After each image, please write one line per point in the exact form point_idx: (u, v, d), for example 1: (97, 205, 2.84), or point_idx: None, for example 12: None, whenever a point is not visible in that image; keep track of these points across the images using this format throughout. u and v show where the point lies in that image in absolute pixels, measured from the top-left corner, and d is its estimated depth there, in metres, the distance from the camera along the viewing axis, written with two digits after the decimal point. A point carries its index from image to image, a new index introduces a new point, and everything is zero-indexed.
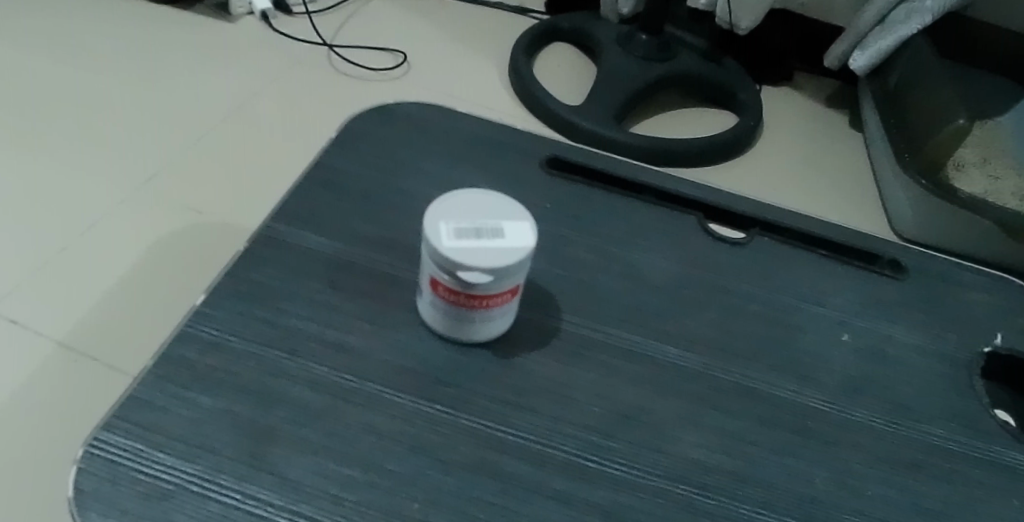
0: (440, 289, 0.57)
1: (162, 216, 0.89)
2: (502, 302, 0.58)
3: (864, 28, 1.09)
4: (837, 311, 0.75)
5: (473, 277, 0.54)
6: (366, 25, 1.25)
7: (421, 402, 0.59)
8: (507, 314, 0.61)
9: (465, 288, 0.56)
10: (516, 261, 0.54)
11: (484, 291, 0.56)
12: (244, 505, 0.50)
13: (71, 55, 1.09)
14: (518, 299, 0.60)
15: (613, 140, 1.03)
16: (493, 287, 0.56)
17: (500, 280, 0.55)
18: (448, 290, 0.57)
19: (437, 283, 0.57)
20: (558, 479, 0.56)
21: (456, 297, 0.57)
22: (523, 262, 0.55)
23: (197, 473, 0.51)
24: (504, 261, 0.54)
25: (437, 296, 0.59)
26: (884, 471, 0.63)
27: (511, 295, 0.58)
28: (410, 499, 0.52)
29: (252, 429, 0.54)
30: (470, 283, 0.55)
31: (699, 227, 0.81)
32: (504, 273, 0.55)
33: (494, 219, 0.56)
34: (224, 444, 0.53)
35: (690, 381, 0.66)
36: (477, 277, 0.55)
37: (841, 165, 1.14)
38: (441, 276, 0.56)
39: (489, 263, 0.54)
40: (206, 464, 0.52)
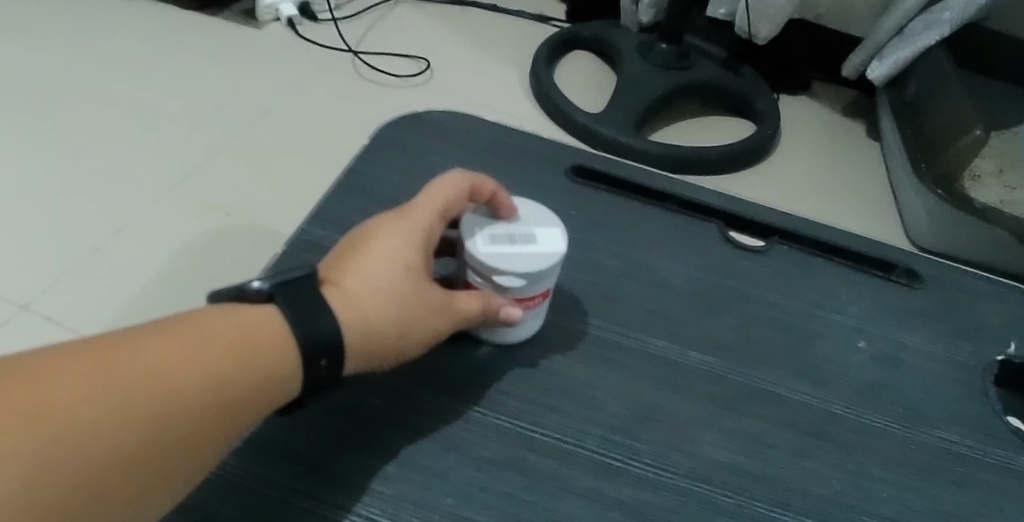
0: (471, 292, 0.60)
1: (191, 217, 0.92)
2: (532, 305, 0.61)
3: (883, 39, 1.12)
4: (854, 318, 0.77)
5: (508, 281, 0.57)
6: (390, 32, 1.28)
7: (455, 401, 0.62)
8: (534, 317, 0.64)
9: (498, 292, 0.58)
10: (549, 266, 0.58)
11: (517, 294, 0.59)
12: (298, 498, 0.54)
13: (105, 61, 1.12)
14: (546, 304, 0.64)
15: (633, 147, 1.05)
16: (526, 290, 0.59)
17: (533, 285, 0.58)
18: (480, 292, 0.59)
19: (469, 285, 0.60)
20: (583, 476, 0.59)
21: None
22: (555, 267, 0.58)
23: (259, 472, 0.55)
24: (539, 266, 0.57)
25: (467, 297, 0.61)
26: (900, 474, 0.64)
27: (541, 298, 0.62)
28: (443, 493, 0.56)
29: (307, 429, 0.58)
30: (504, 287, 0.58)
31: (720, 235, 0.83)
32: (537, 277, 0.58)
33: (527, 227, 0.60)
34: (283, 444, 0.57)
35: (711, 383, 0.68)
36: (512, 281, 0.57)
37: (859, 174, 1.15)
38: (476, 280, 0.59)
39: (525, 269, 0.57)
40: (266, 462, 0.56)
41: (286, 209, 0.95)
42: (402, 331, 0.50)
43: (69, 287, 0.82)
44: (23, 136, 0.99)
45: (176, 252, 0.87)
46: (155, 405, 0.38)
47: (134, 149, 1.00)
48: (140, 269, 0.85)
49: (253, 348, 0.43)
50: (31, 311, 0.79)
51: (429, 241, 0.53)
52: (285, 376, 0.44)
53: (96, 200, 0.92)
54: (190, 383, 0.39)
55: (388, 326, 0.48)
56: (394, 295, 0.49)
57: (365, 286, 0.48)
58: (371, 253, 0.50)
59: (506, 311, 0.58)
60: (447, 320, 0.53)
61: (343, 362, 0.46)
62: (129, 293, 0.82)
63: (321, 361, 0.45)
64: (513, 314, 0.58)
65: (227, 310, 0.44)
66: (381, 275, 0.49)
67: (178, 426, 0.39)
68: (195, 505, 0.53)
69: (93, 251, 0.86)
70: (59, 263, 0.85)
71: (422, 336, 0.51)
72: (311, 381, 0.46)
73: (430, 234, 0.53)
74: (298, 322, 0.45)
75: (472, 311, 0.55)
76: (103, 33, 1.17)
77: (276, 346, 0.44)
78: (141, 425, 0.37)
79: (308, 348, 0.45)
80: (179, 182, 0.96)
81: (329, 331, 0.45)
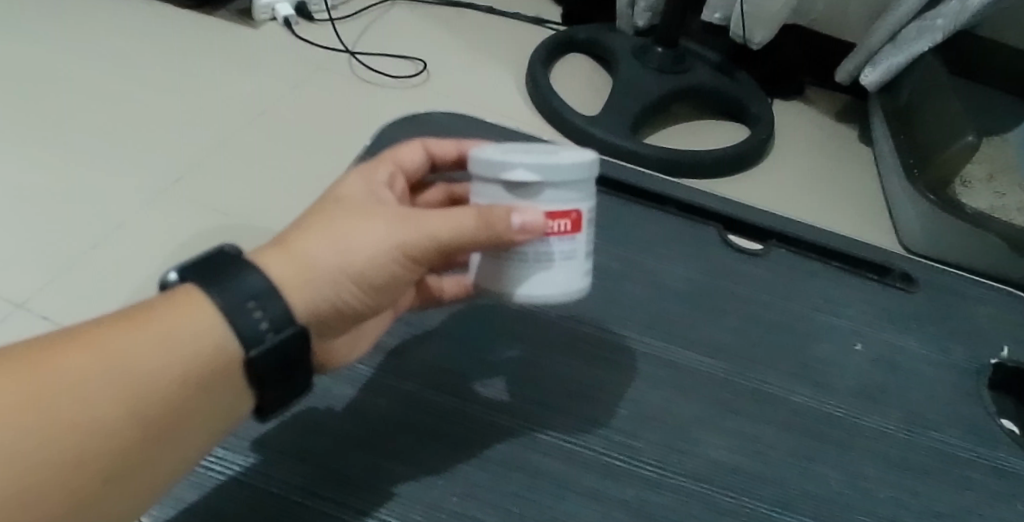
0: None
1: (190, 217, 0.91)
2: (559, 233, 0.48)
3: (876, 46, 1.13)
4: (850, 321, 0.78)
5: (517, 176, 0.46)
6: (387, 33, 1.28)
7: (468, 402, 0.65)
8: (573, 265, 0.49)
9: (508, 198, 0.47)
10: (566, 164, 0.46)
11: (532, 203, 0.47)
12: (339, 510, 0.56)
13: (100, 59, 1.12)
14: (583, 252, 0.50)
15: (630, 150, 1.05)
16: (544, 200, 0.47)
17: (547, 187, 0.46)
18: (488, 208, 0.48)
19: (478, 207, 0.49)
20: (590, 477, 0.61)
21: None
22: (576, 174, 0.47)
23: (308, 485, 0.57)
24: (556, 157, 0.46)
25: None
26: (895, 474, 0.66)
27: (571, 228, 0.48)
28: (449, 492, 0.59)
29: (348, 443, 0.61)
30: (513, 190, 0.47)
31: (718, 238, 0.84)
32: (552, 178, 0.46)
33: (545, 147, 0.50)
34: (328, 456, 0.59)
35: (710, 386, 0.70)
36: (520, 177, 0.46)
37: (853, 178, 1.16)
38: (484, 195, 0.48)
39: (533, 161, 0.46)
40: (314, 477, 0.58)
41: (283, 208, 0.95)
42: (340, 252, 0.45)
43: (63, 286, 0.82)
44: (17, 134, 0.98)
45: (172, 251, 0.87)
46: (63, 426, 0.37)
47: (130, 148, 0.99)
48: (133, 268, 0.84)
49: (170, 349, 0.40)
50: (26, 309, 0.79)
51: (377, 187, 0.52)
52: (219, 361, 0.42)
53: (93, 199, 0.92)
54: (98, 402, 0.38)
55: (325, 272, 0.45)
56: (326, 225, 0.46)
57: (295, 227, 0.47)
58: (321, 207, 0.48)
59: (524, 213, 0.46)
60: (421, 232, 0.46)
61: (272, 294, 0.43)
62: (124, 292, 0.82)
63: (250, 311, 0.42)
64: (534, 216, 0.46)
65: (151, 297, 0.43)
66: (329, 222, 0.46)
67: (103, 439, 0.38)
68: (219, 508, 0.55)
69: (91, 249, 0.86)
70: (56, 261, 0.84)
71: (377, 251, 0.46)
72: (248, 332, 0.42)
73: (375, 180, 0.53)
74: (208, 285, 0.42)
75: (463, 221, 0.46)
76: (96, 31, 1.16)
77: (197, 336, 0.41)
78: (51, 451, 0.36)
79: (223, 303, 0.42)
80: (176, 181, 0.96)
81: (244, 278, 0.43)
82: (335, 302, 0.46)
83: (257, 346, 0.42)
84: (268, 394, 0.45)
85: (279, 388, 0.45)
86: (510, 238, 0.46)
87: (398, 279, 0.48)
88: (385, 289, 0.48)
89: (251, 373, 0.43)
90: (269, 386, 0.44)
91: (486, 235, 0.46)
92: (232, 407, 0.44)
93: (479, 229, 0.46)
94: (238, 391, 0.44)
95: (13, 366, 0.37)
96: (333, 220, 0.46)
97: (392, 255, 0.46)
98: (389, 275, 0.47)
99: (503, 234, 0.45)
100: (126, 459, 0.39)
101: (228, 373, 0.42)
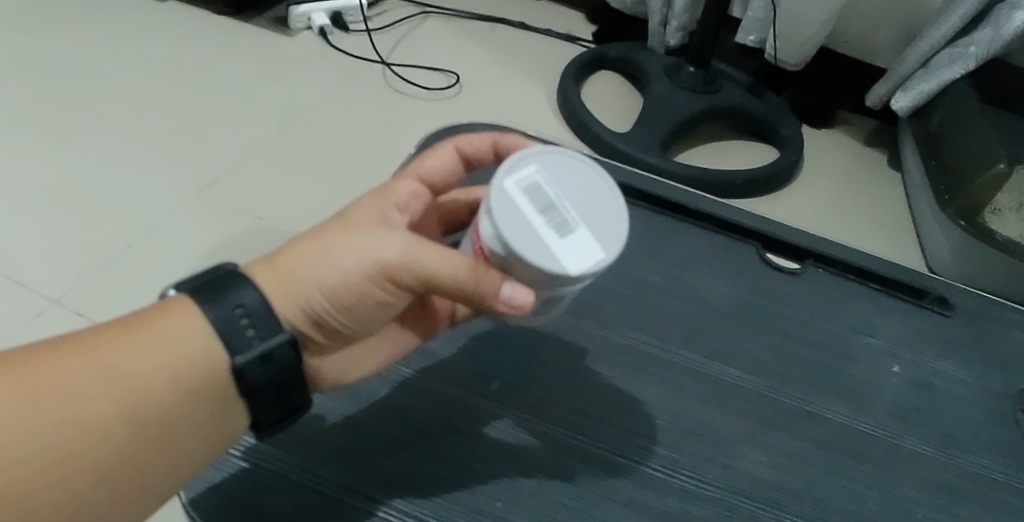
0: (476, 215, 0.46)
1: (224, 219, 0.93)
2: None
3: (908, 71, 1.13)
4: (887, 342, 0.79)
5: (492, 236, 0.42)
6: (421, 45, 1.30)
7: (501, 408, 0.66)
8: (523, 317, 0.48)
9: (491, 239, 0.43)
10: (546, 271, 0.40)
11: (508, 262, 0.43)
12: (379, 509, 0.58)
13: (139, 63, 1.14)
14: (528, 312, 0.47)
15: (662, 166, 1.06)
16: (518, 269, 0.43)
17: (507, 260, 0.42)
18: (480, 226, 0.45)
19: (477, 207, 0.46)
20: (630, 487, 0.62)
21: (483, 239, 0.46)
22: (545, 279, 0.41)
23: (349, 484, 0.59)
24: (523, 256, 0.40)
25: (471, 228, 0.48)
26: (932, 496, 0.67)
27: None
28: (492, 498, 0.60)
29: (387, 441, 0.62)
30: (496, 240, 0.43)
31: (756, 255, 0.86)
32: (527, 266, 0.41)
33: (575, 220, 0.41)
34: (368, 453, 0.61)
35: (748, 400, 0.71)
36: (499, 240, 0.41)
37: (883, 201, 1.17)
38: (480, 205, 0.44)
39: (518, 245, 0.40)
40: (354, 476, 0.59)
41: (321, 215, 0.96)
42: (319, 270, 0.45)
43: (98, 282, 0.83)
44: (56, 133, 1.00)
45: (205, 253, 0.88)
46: (60, 428, 0.39)
47: (166, 150, 1.01)
48: (163, 268, 0.86)
49: (167, 354, 0.41)
50: (61, 304, 0.80)
51: (389, 204, 0.50)
52: (207, 373, 0.42)
53: (131, 199, 0.94)
54: (99, 405, 0.40)
55: (304, 296, 0.45)
56: (315, 246, 0.46)
57: (297, 241, 0.47)
58: (342, 220, 0.48)
59: (491, 277, 0.43)
60: (404, 261, 0.45)
61: (264, 310, 0.43)
62: (158, 290, 0.83)
63: (242, 326, 0.42)
64: (505, 294, 0.43)
65: (150, 305, 0.44)
66: (333, 244, 0.46)
67: (106, 438, 0.40)
68: (265, 504, 0.57)
69: (126, 248, 0.87)
70: (93, 257, 0.86)
71: (353, 271, 0.45)
72: (238, 346, 0.42)
73: (390, 200, 0.50)
74: (202, 298, 0.43)
75: (456, 261, 0.44)
76: (137, 37, 1.19)
77: (187, 343, 0.42)
78: (48, 443, 0.38)
79: (216, 320, 0.42)
80: (210, 184, 0.98)
81: (237, 291, 0.43)
82: (318, 319, 0.46)
83: (245, 356, 0.42)
84: (264, 408, 0.45)
85: (274, 404, 0.45)
86: (478, 295, 0.44)
87: (377, 303, 0.47)
88: (363, 312, 0.47)
89: (241, 386, 0.43)
90: (265, 400, 0.45)
91: (468, 280, 0.44)
92: (225, 418, 0.45)
93: (461, 273, 0.44)
94: (230, 403, 0.44)
95: (14, 366, 0.39)
96: (338, 238, 0.46)
97: (372, 278, 0.45)
98: (365, 298, 0.46)
99: (470, 287, 0.44)
100: (116, 458, 0.41)
101: (220, 386, 0.43)
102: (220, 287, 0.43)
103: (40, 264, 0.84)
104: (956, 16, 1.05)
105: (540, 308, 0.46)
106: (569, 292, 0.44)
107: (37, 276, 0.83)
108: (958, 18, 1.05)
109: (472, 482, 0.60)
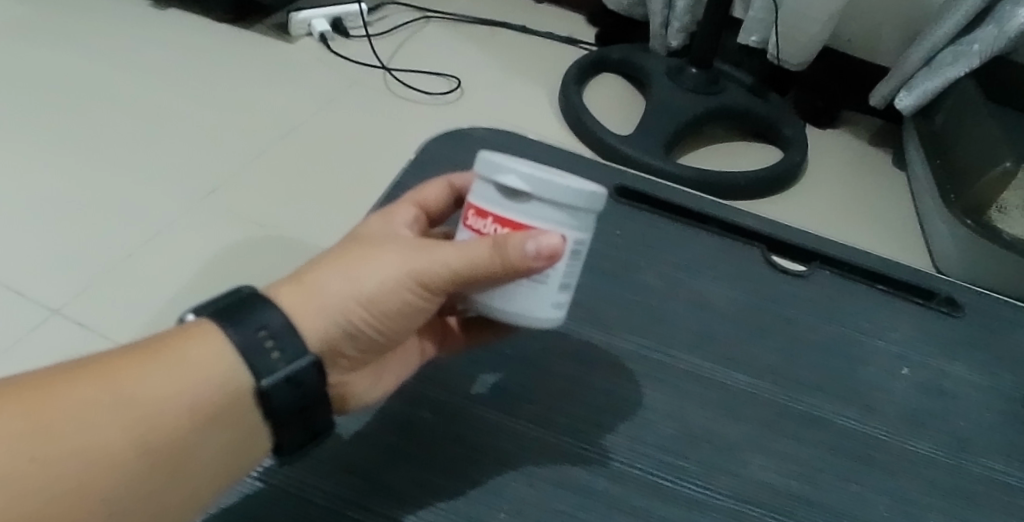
0: (471, 213, 0.46)
1: (226, 228, 0.92)
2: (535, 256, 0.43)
3: (911, 68, 1.12)
4: (896, 345, 0.78)
5: (511, 183, 0.42)
6: (421, 50, 1.30)
7: (504, 416, 0.65)
8: (547, 295, 0.45)
9: (503, 203, 0.44)
10: (572, 186, 0.42)
11: (528, 216, 0.43)
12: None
13: (138, 72, 1.14)
14: (553, 280, 0.45)
15: (665, 169, 1.05)
16: (537, 220, 0.43)
17: (534, 201, 0.42)
18: (485, 212, 0.44)
19: (468, 208, 0.46)
20: (636, 496, 0.61)
21: (490, 230, 0.45)
22: (571, 200, 0.42)
23: (354, 498, 0.58)
24: (549, 174, 0.42)
25: (464, 232, 0.46)
26: (944, 501, 0.66)
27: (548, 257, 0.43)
28: (496, 509, 0.59)
29: (390, 454, 0.61)
30: (509, 197, 0.43)
31: (762, 258, 0.85)
32: (551, 197, 0.42)
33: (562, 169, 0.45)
34: (371, 465, 0.60)
35: (756, 406, 0.70)
36: (517, 184, 0.42)
37: (889, 201, 1.16)
38: (475, 191, 0.45)
39: (539, 173, 0.42)
40: (358, 489, 0.58)
41: (322, 222, 0.96)
42: (349, 285, 0.45)
43: (98, 293, 0.82)
44: (55, 143, 1.00)
45: (207, 262, 0.88)
46: (74, 459, 0.37)
47: (166, 158, 1.01)
48: (165, 278, 0.85)
49: (186, 379, 0.40)
50: (61, 315, 0.80)
51: (396, 224, 0.50)
52: (228, 396, 0.41)
53: (130, 208, 0.93)
54: (115, 433, 0.38)
55: (336, 305, 0.44)
56: (337, 261, 0.46)
57: (314, 261, 0.47)
58: (357, 238, 0.48)
59: (516, 234, 0.42)
60: (431, 265, 0.44)
61: (288, 331, 0.42)
62: (158, 299, 0.83)
63: (267, 350, 0.42)
64: (534, 242, 0.42)
65: (165, 329, 0.43)
66: (354, 257, 0.45)
67: (122, 467, 0.38)
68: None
69: (126, 257, 0.87)
70: (93, 268, 0.85)
71: (382, 279, 0.45)
72: (263, 370, 0.42)
73: (395, 222, 0.50)
74: (224, 321, 0.42)
75: (475, 253, 0.43)
76: (136, 44, 1.19)
77: (208, 367, 0.41)
78: (62, 474, 0.36)
79: (239, 341, 0.42)
80: (210, 192, 0.97)
81: (259, 312, 0.42)
82: (349, 330, 0.45)
83: (270, 379, 0.42)
84: (287, 433, 0.45)
85: (297, 428, 0.45)
86: (510, 266, 0.42)
87: (415, 308, 0.46)
88: (402, 321, 0.47)
89: (265, 410, 0.43)
90: (289, 423, 0.44)
91: (498, 262, 0.42)
92: (245, 443, 0.44)
93: (487, 257, 0.42)
94: (251, 428, 0.44)
95: (24, 394, 0.37)
96: (360, 253, 0.46)
97: (404, 283, 0.45)
98: (400, 303, 0.46)
99: (502, 265, 0.42)
100: (133, 487, 0.39)
101: (241, 411, 0.42)
102: (240, 309, 0.43)
103: (39, 274, 0.83)
104: (960, 12, 1.05)
105: (564, 272, 0.45)
106: (585, 236, 0.45)
107: (37, 287, 0.82)
108: (960, 17, 1.05)
109: (476, 494, 0.59)
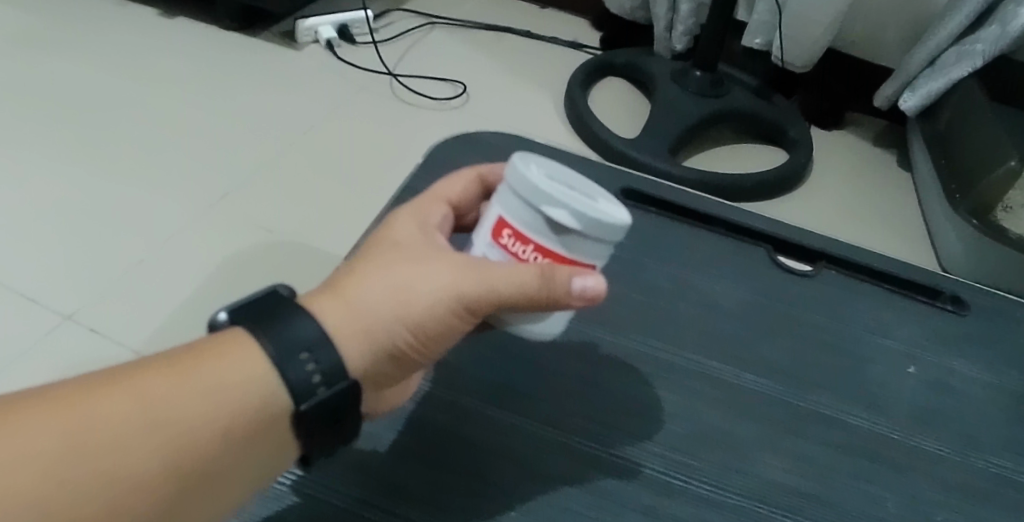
0: (506, 235, 0.47)
1: (236, 233, 0.93)
2: None
3: (915, 70, 1.12)
4: (904, 343, 0.79)
5: (562, 221, 0.44)
6: (427, 55, 1.31)
7: (516, 417, 0.66)
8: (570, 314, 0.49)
9: (546, 233, 0.45)
10: (616, 226, 0.45)
11: (569, 248, 0.46)
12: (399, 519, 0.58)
13: (148, 80, 1.15)
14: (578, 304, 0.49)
15: (671, 171, 1.06)
16: (576, 252, 0.46)
17: (580, 238, 0.45)
18: (526, 239, 0.46)
19: (503, 228, 0.47)
20: (647, 494, 0.62)
21: (528, 256, 0.47)
22: (613, 238, 0.46)
23: (372, 497, 0.59)
24: (600, 219, 0.44)
25: (496, 249, 0.48)
26: (952, 498, 0.66)
27: None
28: (508, 507, 0.59)
29: (405, 454, 0.62)
30: (553, 228, 0.45)
31: (768, 258, 0.86)
32: (597, 236, 0.45)
33: (595, 190, 0.47)
34: (388, 464, 0.61)
35: (766, 405, 0.70)
36: (568, 221, 0.44)
37: (895, 200, 1.16)
38: (515, 214, 0.46)
39: (590, 215, 0.44)
40: (375, 489, 0.59)
41: (333, 226, 0.97)
42: (396, 307, 0.45)
43: (110, 300, 0.83)
44: (65, 152, 1.01)
45: (217, 267, 0.89)
46: (111, 475, 0.37)
47: (178, 166, 1.02)
48: (179, 283, 0.86)
49: (223, 397, 0.41)
50: (74, 322, 0.81)
51: (427, 225, 0.50)
52: (264, 412, 0.42)
53: (141, 216, 0.94)
54: (151, 451, 0.39)
55: (384, 327, 0.45)
56: (379, 274, 0.46)
57: (352, 271, 0.47)
58: (394, 244, 0.48)
59: (563, 267, 0.45)
60: (478, 287, 0.45)
61: (324, 342, 0.43)
62: (170, 305, 0.84)
63: (301, 360, 0.42)
64: (583, 281, 0.45)
65: (198, 339, 0.44)
66: (397, 272, 0.46)
67: (157, 483, 0.39)
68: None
69: (139, 263, 0.88)
70: (106, 275, 0.86)
71: (427, 301, 0.45)
72: (297, 381, 0.42)
73: (427, 223, 0.50)
74: (258, 330, 0.43)
75: (525, 279, 0.45)
76: (144, 53, 1.20)
77: (246, 385, 0.41)
78: (98, 491, 0.37)
79: (273, 350, 0.42)
80: (220, 198, 0.98)
81: (297, 325, 0.43)
82: (394, 351, 0.46)
83: (303, 389, 0.42)
84: (317, 442, 0.45)
85: (326, 438, 0.45)
86: (555, 299, 0.45)
87: (455, 328, 0.47)
88: (440, 340, 0.48)
89: (298, 423, 0.43)
90: (319, 432, 0.44)
91: (544, 292, 0.45)
92: (277, 454, 0.45)
93: (533, 284, 0.45)
94: (285, 442, 0.44)
95: (63, 409, 0.38)
96: (402, 267, 0.46)
97: (449, 305, 0.45)
98: (444, 327, 0.47)
99: (547, 295, 0.45)
100: (163, 501, 0.40)
101: (277, 424, 0.43)
102: (277, 319, 0.43)
103: (51, 282, 0.84)
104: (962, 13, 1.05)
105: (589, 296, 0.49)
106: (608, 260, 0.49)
107: (49, 294, 0.83)
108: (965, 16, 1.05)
109: (489, 492, 0.60)
